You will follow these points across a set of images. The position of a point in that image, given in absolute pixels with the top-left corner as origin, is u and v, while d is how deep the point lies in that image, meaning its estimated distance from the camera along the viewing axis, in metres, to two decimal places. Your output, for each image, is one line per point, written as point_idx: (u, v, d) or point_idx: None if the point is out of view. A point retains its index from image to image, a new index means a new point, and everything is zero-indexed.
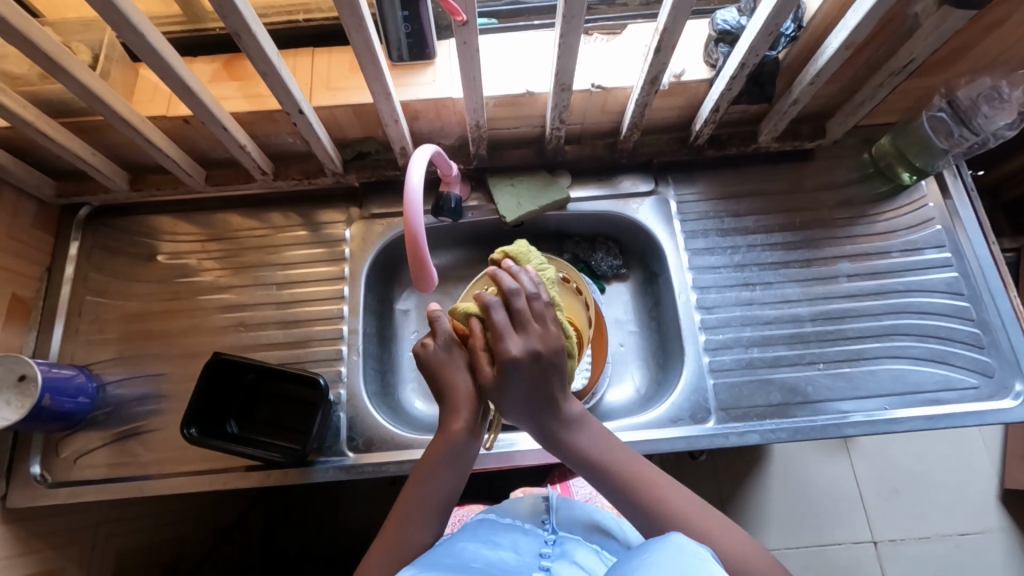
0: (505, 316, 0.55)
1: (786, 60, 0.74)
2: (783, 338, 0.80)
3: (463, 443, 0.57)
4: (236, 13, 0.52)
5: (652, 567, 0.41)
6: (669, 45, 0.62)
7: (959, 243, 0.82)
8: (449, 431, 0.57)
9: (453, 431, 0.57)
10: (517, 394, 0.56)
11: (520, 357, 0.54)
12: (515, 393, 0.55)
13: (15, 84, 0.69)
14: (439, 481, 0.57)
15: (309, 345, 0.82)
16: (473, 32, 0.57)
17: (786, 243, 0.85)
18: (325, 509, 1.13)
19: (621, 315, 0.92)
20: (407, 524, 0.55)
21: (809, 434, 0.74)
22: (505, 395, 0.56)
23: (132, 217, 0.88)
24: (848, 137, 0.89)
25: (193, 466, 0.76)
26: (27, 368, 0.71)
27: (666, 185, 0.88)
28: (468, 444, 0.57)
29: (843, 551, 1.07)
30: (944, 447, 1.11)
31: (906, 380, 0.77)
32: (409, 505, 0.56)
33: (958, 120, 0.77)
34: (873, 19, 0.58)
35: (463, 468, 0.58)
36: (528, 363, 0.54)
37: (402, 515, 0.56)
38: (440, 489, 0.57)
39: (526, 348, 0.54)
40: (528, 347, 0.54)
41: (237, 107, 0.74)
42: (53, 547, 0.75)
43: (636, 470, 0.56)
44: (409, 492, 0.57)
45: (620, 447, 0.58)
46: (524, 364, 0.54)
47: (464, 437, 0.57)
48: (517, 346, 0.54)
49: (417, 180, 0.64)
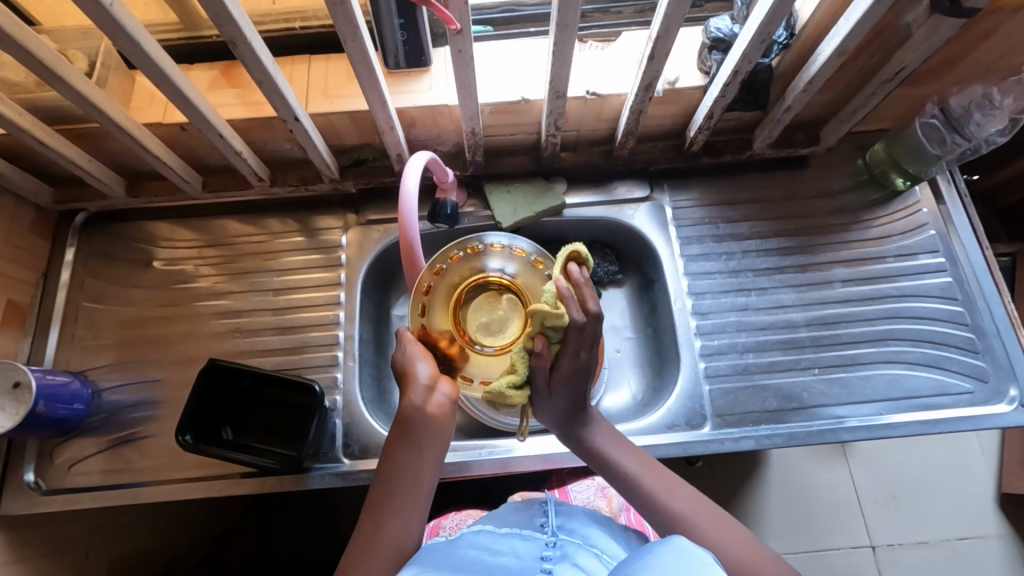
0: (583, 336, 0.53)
1: (779, 67, 0.74)
2: (778, 344, 0.80)
3: (420, 423, 0.55)
4: (232, 22, 0.52)
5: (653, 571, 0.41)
6: (662, 53, 0.63)
7: (952, 248, 0.83)
8: (406, 414, 0.55)
9: (408, 408, 0.55)
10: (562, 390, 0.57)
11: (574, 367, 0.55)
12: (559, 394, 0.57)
13: (12, 91, 0.69)
14: (414, 476, 0.55)
15: (306, 351, 0.82)
16: (468, 41, 0.57)
17: (780, 248, 0.85)
18: (322, 516, 1.13)
19: (617, 322, 0.92)
20: (382, 516, 0.53)
21: (804, 439, 0.74)
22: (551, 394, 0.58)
23: (128, 224, 0.88)
24: (843, 143, 0.90)
25: (188, 473, 0.76)
26: (21, 375, 0.71)
27: (661, 191, 0.89)
28: (434, 430, 0.55)
29: (841, 557, 1.07)
30: (941, 453, 1.11)
31: (901, 385, 0.77)
32: (384, 500, 0.54)
33: (951, 127, 0.77)
34: (864, 27, 0.59)
35: (428, 456, 0.55)
36: (574, 371, 0.56)
37: (378, 514, 0.54)
38: (413, 479, 0.55)
39: (581, 363, 0.55)
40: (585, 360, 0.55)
41: (234, 115, 0.75)
42: (47, 554, 0.75)
43: (645, 471, 0.58)
44: (380, 485, 0.55)
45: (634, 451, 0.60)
46: (574, 378, 0.56)
47: (420, 416, 0.55)
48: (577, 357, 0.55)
49: (414, 185, 0.65)
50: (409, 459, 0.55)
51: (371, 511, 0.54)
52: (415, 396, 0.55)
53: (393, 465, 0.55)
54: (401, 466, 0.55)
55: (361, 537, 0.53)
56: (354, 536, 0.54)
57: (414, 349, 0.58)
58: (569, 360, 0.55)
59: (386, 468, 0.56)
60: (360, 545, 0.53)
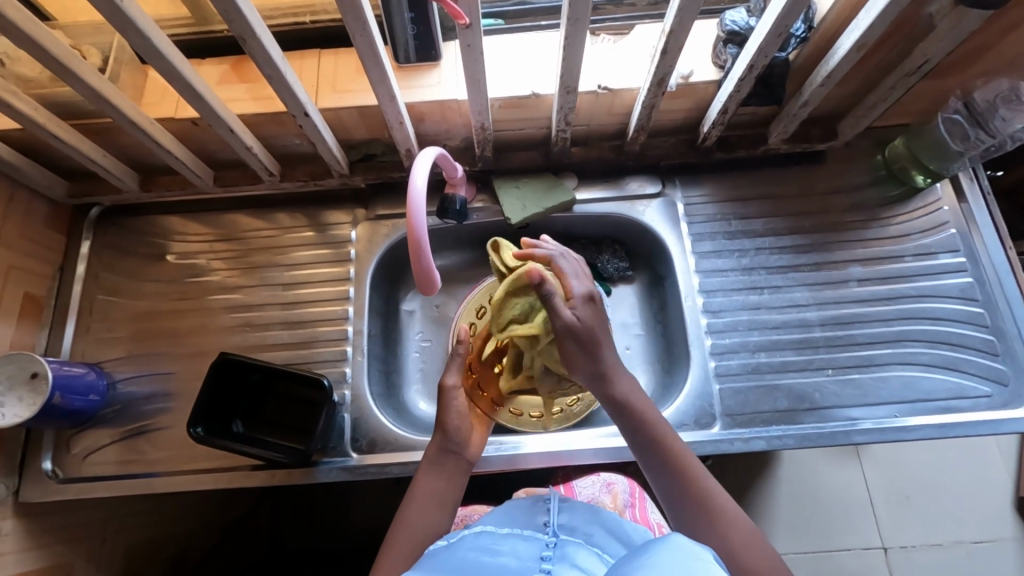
0: (570, 263, 0.66)
1: (797, 60, 0.72)
2: (790, 344, 0.78)
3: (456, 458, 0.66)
4: (241, 18, 0.52)
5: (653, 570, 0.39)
6: (676, 47, 0.62)
7: (973, 247, 0.80)
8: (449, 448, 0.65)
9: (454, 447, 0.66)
10: (584, 328, 0.60)
11: (593, 296, 0.63)
12: (584, 347, 0.61)
13: (27, 86, 0.70)
14: (440, 486, 0.63)
15: (315, 345, 0.82)
16: (477, 35, 0.56)
17: (795, 246, 0.83)
18: (332, 508, 1.14)
19: (627, 318, 0.90)
20: (411, 522, 0.61)
21: (816, 441, 0.73)
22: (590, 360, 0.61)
23: (143, 217, 0.89)
24: (861, 139, 0.87)
25: (201, 464, 0.77)
26: (38, 366, 0.72)
27: (673, 186, 0.88)
28: (464, 464, 0.66)
29: (852, 557, 1.05)
30: (958, 455, 1.09)
31: (917, 388, 0.75)
32: (406, 514, 0.61)
33: (975, 122, 0.75)
34: (885, 20, 0.57)
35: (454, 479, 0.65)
36: (590, 302, 0.63)
37: (408, 516, 0.61)
38: (439, 500, 0.63)
39: (590, 289, 0.64)
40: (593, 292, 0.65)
41: (244, 109, 0.75)
42: (62, 541, 0.77)
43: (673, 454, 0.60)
44: (410, 499, 0.63)
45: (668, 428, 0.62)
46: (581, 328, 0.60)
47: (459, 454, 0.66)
48: (587, 285, 0.64)
49: (422, 182, 0.64)
50: (433, 484, 0.63)
51: (396, 520, 0.62)
52: (449, 435, 0.65)
53: (418, 488, 0.63)
54: (423, 491, 0.63)
55: (387, 541, 0.61)
56: (383, 543, 0.61)
57: (451, 395, 0.66)
58: (575, 294, 0.62)
59: (409, 488, 0.64)
60: (386, 549, 0.60)
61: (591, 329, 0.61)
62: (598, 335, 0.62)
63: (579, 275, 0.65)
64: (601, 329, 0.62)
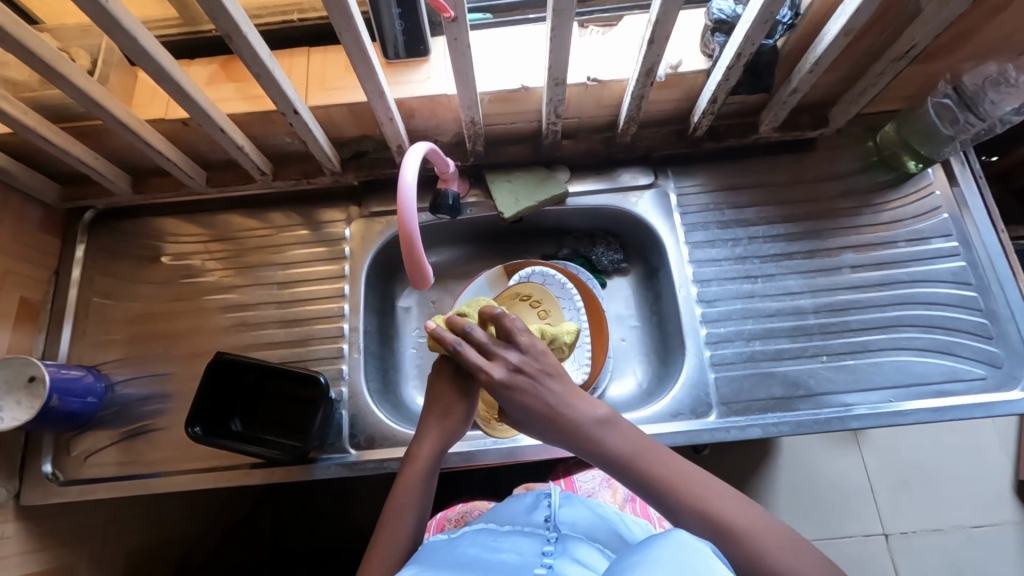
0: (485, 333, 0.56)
1: (785, 48, 0.72)
2: (784, 331, 0.79)
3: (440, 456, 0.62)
4: (227, 16, 0.52)
5: (651, 565, 0.39)
6: (662, 36, 0.62)
7: (967, 233, 0.80)
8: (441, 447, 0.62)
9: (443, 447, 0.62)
10: (516, 411, 0.55)
11: (519, 368, 0.56)
12: (532, 406, 0.55)
13: (16, 90, 0.70)
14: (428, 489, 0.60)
15: (311, 343, 0.83)
16: (463, 29, 0.56)
17: (788, 234, 0.84)
18: (334, 506, 1.15)
19: (621, 310, 0.91)
20: (400, 520, 0.59)
21: (812, 427, 0.73)
22: (550, 412, 0.55)
23: (136, 219, 0.90)
24: (852, 126, 0.87)
25: (201, 463, 0.77)
26: (35, 369, 0.72)
27: (665, 177, 0.88)
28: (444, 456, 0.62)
29: (853, 544, 1.06)
30: (956, 440, 1.09)
31: (911, 372, 0.75)
32: (393, 510, 0.59)
33: (965, 105, 0.75)
34: (871, 3, 0.57)
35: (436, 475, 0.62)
36: (515, 377, 0.55)
37: (397, 511, 0.59)
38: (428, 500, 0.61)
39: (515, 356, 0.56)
40: (525, 357, 0.56)
41: (236, 109, 0.75)
42: (65, 543, 0.77)
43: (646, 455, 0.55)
44: (400, 497, 0.60)
45: (628, 431, 0.56)
46: (520, 391, 0.55)
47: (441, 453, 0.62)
48: (515, 354, 0.56)
49: (411, 177, 0.64)
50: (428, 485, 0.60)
51: (386, 515, 0.59)
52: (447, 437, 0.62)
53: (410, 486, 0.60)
54: (419, 493, 0.60)
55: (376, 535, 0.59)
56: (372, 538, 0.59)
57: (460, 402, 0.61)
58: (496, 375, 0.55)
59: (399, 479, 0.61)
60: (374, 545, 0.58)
61: (524, 396, 0.55)
62: (540, 395, 0.55)
63: (503, 344, 0.57)
64: (539, 395, 0.55)
